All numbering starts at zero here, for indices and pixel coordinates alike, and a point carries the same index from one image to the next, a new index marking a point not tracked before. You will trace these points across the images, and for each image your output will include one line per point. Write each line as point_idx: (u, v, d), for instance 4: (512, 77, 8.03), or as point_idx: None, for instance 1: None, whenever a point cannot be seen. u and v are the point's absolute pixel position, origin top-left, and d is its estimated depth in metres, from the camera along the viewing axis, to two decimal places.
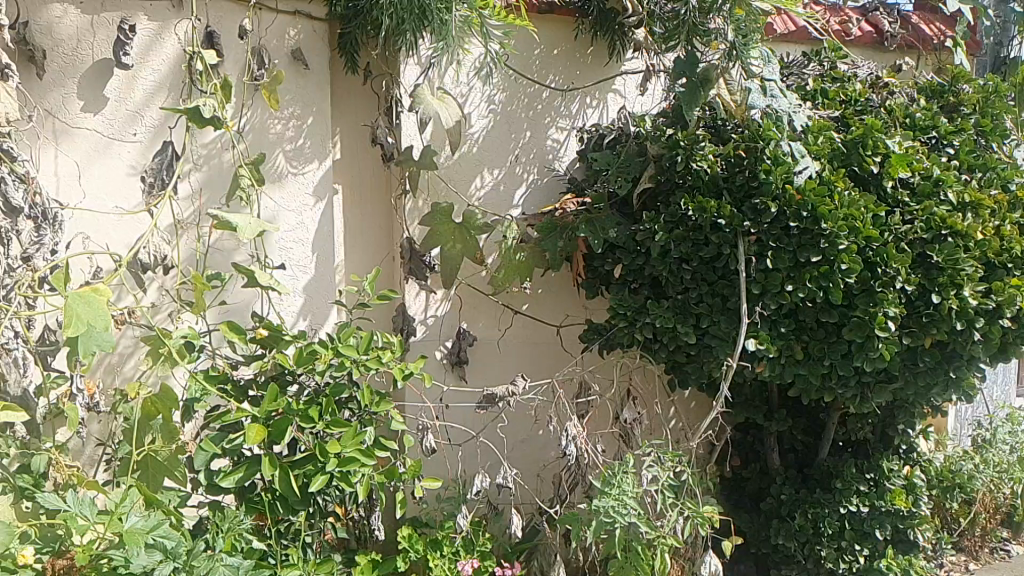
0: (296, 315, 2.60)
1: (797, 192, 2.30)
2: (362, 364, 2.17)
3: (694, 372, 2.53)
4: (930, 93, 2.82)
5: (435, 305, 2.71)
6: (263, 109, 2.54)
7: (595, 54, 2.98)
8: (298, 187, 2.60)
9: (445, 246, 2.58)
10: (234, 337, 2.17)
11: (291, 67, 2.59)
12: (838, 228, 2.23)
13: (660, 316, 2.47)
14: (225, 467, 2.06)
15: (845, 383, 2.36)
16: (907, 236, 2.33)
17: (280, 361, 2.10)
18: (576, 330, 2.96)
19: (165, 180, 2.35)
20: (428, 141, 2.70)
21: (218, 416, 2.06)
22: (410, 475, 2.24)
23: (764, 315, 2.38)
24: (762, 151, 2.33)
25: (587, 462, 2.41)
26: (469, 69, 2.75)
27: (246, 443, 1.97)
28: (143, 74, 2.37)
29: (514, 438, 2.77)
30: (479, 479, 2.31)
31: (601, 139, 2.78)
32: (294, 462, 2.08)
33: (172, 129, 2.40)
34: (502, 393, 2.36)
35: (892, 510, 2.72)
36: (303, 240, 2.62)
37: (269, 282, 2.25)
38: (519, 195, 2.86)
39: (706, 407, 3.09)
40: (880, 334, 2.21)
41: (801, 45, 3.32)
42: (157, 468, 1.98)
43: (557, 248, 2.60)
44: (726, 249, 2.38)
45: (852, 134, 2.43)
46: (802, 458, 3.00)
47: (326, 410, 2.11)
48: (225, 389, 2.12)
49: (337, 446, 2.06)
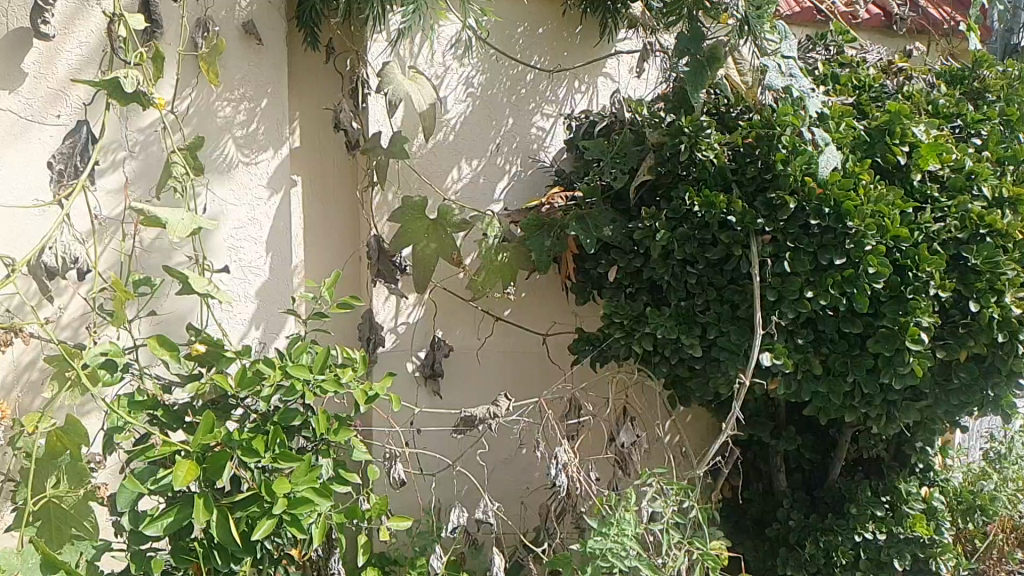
0: (248, 325, 2.27)
1: (818, 185, 2.03)
2: (317, 387, 1.83)
3: (699, 389, 2.26)
4: (949, 80, 2.56)
5: (406, 312, 2.40)
6: (209, 89, 2.21)
7: (584, 34, 2.68)
8: (250, 178, 2.27)
9: (418, 245, 2.27)
10: (164, 354, 1.84)
11: (242, 42, 2.26)
12: (866, 226, 1.97)
13: (661, 326, 2.17)
14: (154, 510, 1.74)
15: (869, 402, 2.06)
16: (940, 235, 2.04)
17: (218, 384, 1.77)
18: (564, 339, 2.66)
19: (79, 168, 1.92)
20: (398, 127, 2.39)
21: (142, 450, 1.74)
22: (375, 513, 1.94)
23: (780, 325, 2.11)
24: (778, 138, 2.06)
25: (579, 493, 2.12)
26: (445, 47, 2.44)
27: (175, 485, 1.66)
28: (67, 46, 2.03)
29: (495, 460, 2.46)
30: (456, 513, 2.02)
31: (592, 127, 2.49)
32: (235, 503, 1.76)
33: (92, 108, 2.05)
34: (482, 414, 2.06)
35: (912, 538, 2.46)
36: (255, 239, 2.28)
37: (206, 289, 1.88)
38: (501, 188, 2.54)
39: (706, 424, 2.81)
40: (913, 348, 1.94)
41: (806, 28, 3.01)
42: (61, 519, 1.63)
43: (545, 248, 2.28)
44: (738, 250, 2.10)
45: (878, 121, 2.15)
46: (809, 477, 2.74)
47: (273, 441, 1.79)
48: (155, 416, 1.80)
49: (287, 484, 1.74)
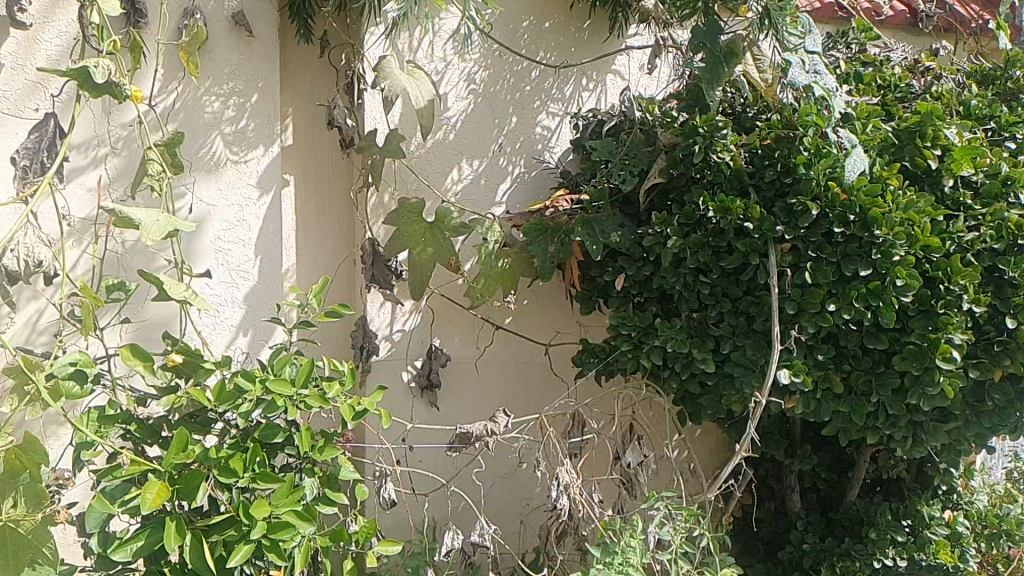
0: (234, 331, 2.14)
1: (842, 191, 1.90)
2: (300, 402, 1.66)
3: (710, 406, 2.12)
4: (981, 79, 2.42)
5: (402, 318, 2.27)
6: (196, 83, 2.08)
7: (593, 29, 2.55)
8: (239, 177, 2.15)
9: (415, 250, 2.14)
10: (136, 365, 1.68)
11: (231, 33, 2.13)
12: (894, 235, 1.84)
13: (671, 338, 2.04)
14: (125, 532, 1.54)
15: (893, 423, 1.92)
16: (974, 245, 1.90)
17: (193, 398, 1.60)
18: (568, 349, 2.52)
19: (46, 164, 1.81)
20: (395, 124, 2.26)
21: (110, 469, 1.54)
22: (362, 537, 1.76)
23: (799, 339, 1.96)
24: (800, 140, 1.93)
25: (582, 516, 1.97)
26: (445, 41, 2.31)
27: (143, 509, 1.47)
28: (46, 36, 1.92)
29: (493, 478, 2.33)
30: (450, 536, 1.89)
31: (600, 126, 2.35)
32: (210, 527, 1.58)
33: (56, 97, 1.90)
34: (479, 431, 1.93)
35: (936, 566, 2.31)
36: (243, 240, 2.16)
37: (184, 295, 1.75)
38: (503, 190, 2.41)
39: (715, 440, 2.66)
40: (944, 366, 1.79)
41: (827, 25, 2.86)
42: (17, 545, 1.49)
43: (548, 253, 2.17)
44: (755, 259, 1.96)
45: (907, 122, 2.02)
46: (825, 498, 2.60)
47: (253, 459, 1.61)
48: (128, 431, 1.62)
49: (266, 508, 1.55)
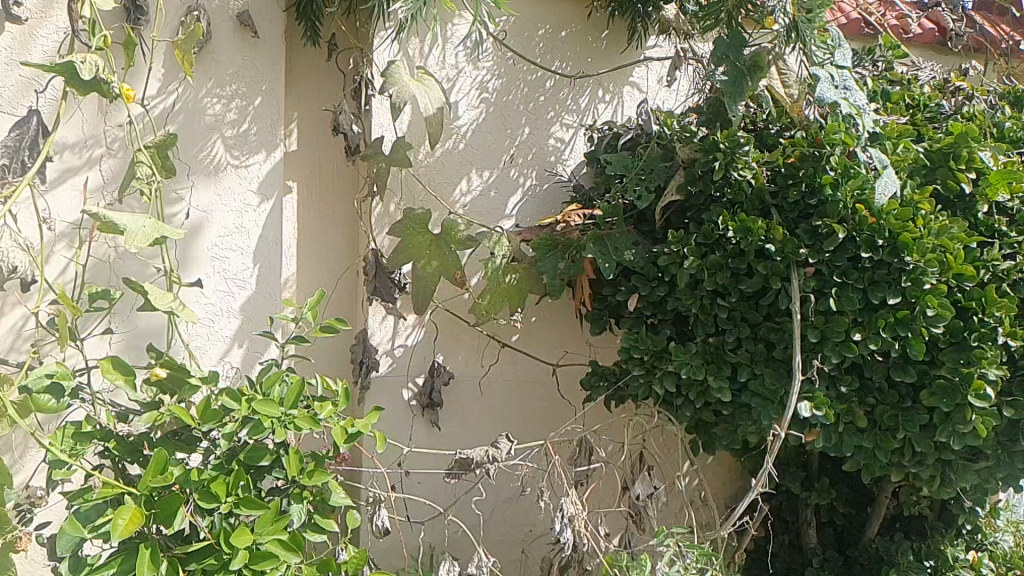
0: (228, 343, 2.05)
1: (871, 214, 1.80)
2: (288, 421, 1.56)
3: (725, 436, 2.00)
4: (1013, 101, 2.32)
5: (404, 334, 2.17)
6: (197, 84, 2.01)
7: (610, 40, 2.46)
8: (238, 182, 2.06)
9: (418, 262, 2.04)
10: (118, 379, 1.56)
11: (236, 34, 2.06)
12: (926, 262, 1.73)
13: (686, 364, 1.92)
14: (96, 559, 1.43)
15: (921, 462, 1.81)
16: (1010, 274, 1.80)
17: (176, 416, 1.50)
18: (577, 370, 2.42)
19: (27, 163, 1.72)
20: (404, 131, 2.17)
21: (79, 492, 1.44)
22: (352, 568, 1.65)
23: (821, 370, 1.85)
24: (826, 159, 1.83)
25: (586, 550, 1.85)
26: (456, 47, 2.23)
27: (112, 537, 1.36)
28: (41, 31, 1.84)
29: (494, 505, 2.22)
30: (445, 568, 1.77)
31: (615, 140, 2.26)
32: (188, 554, 1.48)
33: (40, 94, 1.82)
34: (480, 457, 1.82)
35: None
36: (241, 248, 2.07)
37: (169, 306, 1.65)
38: (513, 202, 2.32)
39: (727, 468, 2.54)
40: (978, 404, 1.67)
41: (853, 42, 2.77)
42: None
43: (557, 270, 2.05)
44: (777, 283, 1.86)
45: (939, 144, 1.92)
46: (842, 533, 2.47)
47: (236, 484, 1.51)
48: (107, 449, 1.52)
49: (249, 536, 1.46)
